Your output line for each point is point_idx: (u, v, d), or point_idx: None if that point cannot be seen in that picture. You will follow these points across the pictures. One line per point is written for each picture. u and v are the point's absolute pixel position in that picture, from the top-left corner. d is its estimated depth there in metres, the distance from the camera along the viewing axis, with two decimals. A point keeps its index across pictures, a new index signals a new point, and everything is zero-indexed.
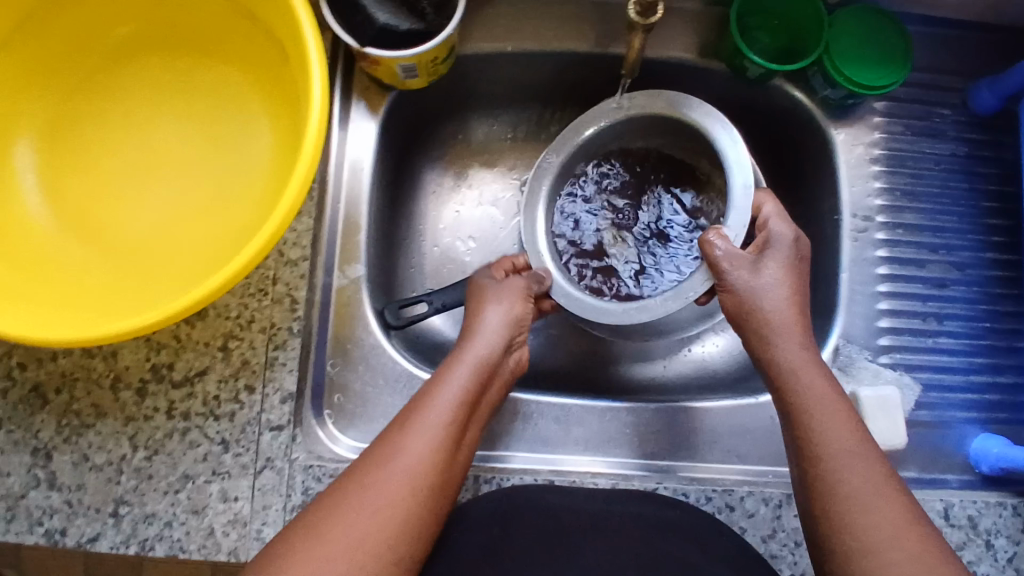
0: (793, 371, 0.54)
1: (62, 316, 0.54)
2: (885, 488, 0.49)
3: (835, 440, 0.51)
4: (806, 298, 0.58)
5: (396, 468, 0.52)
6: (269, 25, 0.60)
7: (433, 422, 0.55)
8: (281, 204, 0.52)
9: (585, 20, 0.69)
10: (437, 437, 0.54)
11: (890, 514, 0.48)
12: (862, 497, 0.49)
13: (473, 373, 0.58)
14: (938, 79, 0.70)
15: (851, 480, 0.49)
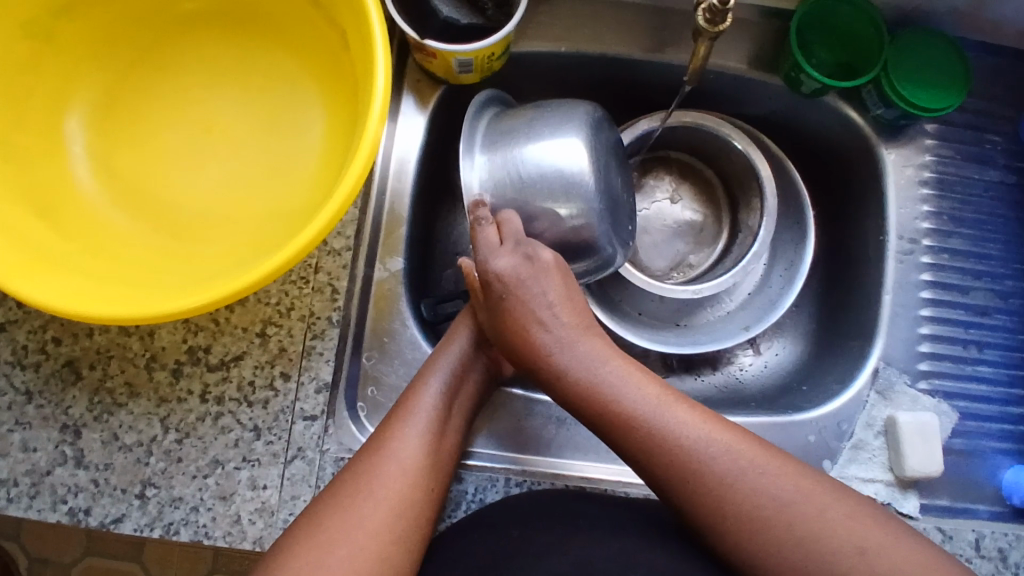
0: (618, 395, 0.53)
1: (104, 288, 0.54)
2: (746, 455, 0.52)
3: (681, 429, 0.53)
4: (577, 301, 0.57)
5: (389, 456, 0.54)
6: (331, 14, 0.60)
7: (416, 415, 0.56)
8: (337, 194, 0.51)
9: (642, 26, 0.69)
10: (427, 428, 0.56)
11: (770, 481, 0.51)
12: (739, 474, 0.52)
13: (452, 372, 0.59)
14: (991, 106, 0.69)
15: (724, 464, 0.52)
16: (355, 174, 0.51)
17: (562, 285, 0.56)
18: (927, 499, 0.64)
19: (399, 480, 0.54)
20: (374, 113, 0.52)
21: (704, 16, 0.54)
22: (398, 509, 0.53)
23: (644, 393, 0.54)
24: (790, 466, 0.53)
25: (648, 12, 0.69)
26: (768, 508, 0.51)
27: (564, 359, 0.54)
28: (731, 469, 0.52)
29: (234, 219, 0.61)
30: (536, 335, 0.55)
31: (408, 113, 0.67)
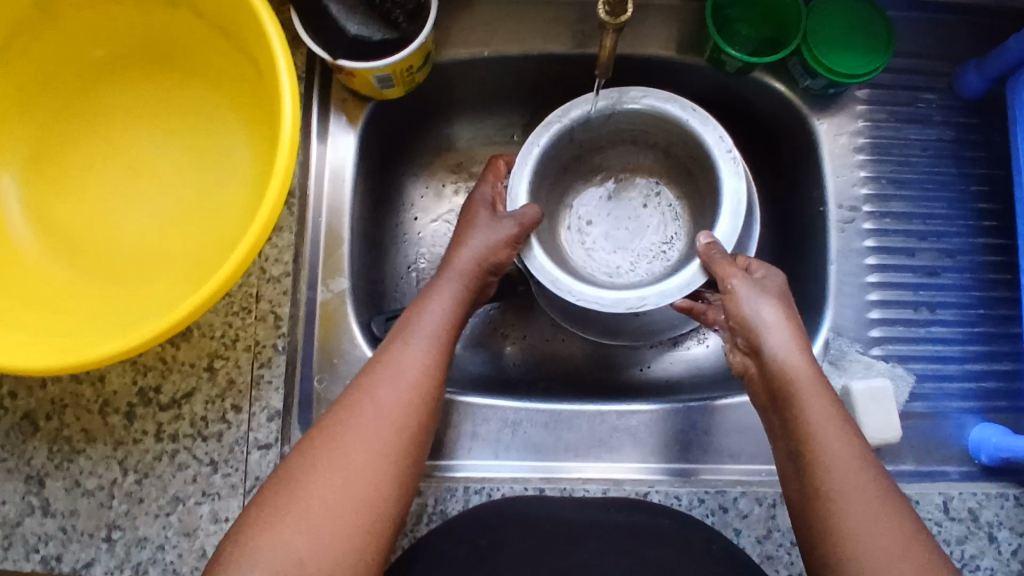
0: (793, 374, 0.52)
1: (46, 339, 0.55)
2: (841, 424, 0.51)
3: (795, 364, 0.52)
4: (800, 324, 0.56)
5: (393, 370, 0.55)
6: (243, 44, 0.60)
7: (422, 334, 0.58)
8: (255, 222, 0.52)
9: (563, 21, 0.69)
10: (426, 355, 0.56)
11: (866, 482, 0.49)
12: (824, 427, 0.50)
13: (457, 296, 0.61)
14: (923, 63, 0.68)
15: (834, 448, 0.50)
16: (267, 209, 0.53)
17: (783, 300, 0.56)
18: (892, 466, 0.64)
19: (404, 394, 0.54)
20: (284, 143, 0.53)
21: (604, 9, 0.53)
22: (397, 432, 0.53)
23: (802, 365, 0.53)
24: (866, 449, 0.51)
25: (566, 8, 0.69)
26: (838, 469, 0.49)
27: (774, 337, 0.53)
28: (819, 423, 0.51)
29: (171, 258, 0.62)
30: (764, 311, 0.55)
31: (338, 134, 0.68)
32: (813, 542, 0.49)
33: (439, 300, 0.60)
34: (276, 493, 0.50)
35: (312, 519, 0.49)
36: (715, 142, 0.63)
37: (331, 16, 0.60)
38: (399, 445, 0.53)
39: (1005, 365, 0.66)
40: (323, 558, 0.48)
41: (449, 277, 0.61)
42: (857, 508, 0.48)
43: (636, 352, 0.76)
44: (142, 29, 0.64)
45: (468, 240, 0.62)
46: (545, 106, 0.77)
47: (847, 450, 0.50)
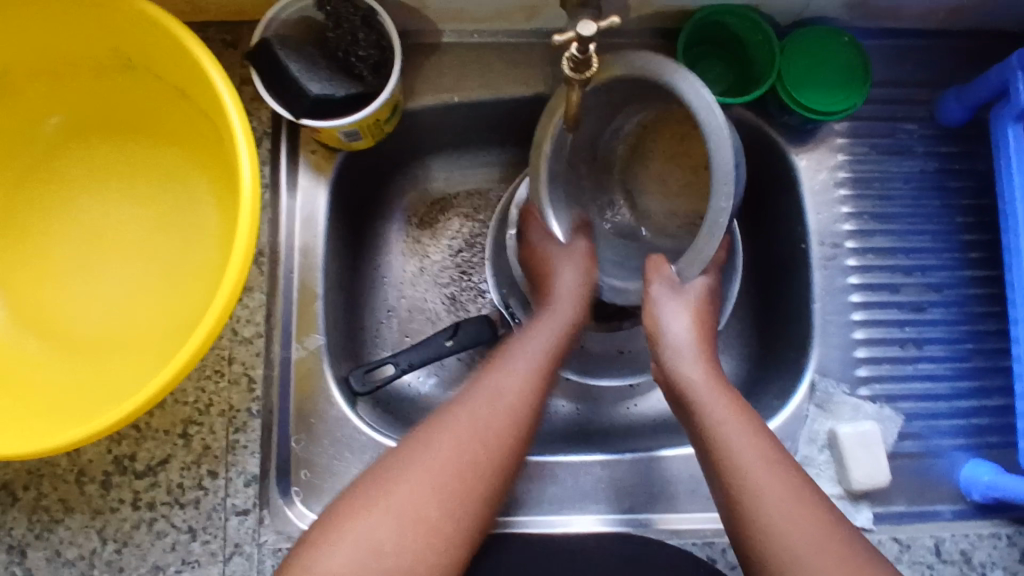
0: (696, 386, 0.55)
1: (12, 420, 0.55)
2: (742, 419, 0.53)
3: (693, 375, 0.56)
4: (711, 339, 0.59)
5: (487, 390, 0.55)
6: (202, 106, 0.60)
7: (522, 357, 0.58)
8: (216, 299, 0.51)
9: (532, 63, 0.67)
10: (526, 383, 0.56)
11: (772, 476, 0.50)
12: (725, 422, 0.53)
13: (559, 329, 0.61)
14: (902, 92, 0.67)
15: (739, 446, 0.52)
16: (235, 269, 0.51)
17: (697, 312, 0.58)
18: (882, 507, 0.62)
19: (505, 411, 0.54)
20: (245, 207, 0.52)
21: (569, 66, 0.52)
22: (488, 447, 0.53)
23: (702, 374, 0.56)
24: (772, 443, 0.53)
25: (534, 49, 0.67)
26: (746, 461, 0.51)
27: (672, 348, 0.57)
28: (722, 419, 0.53)
29: (140, 325, 0.61)
30: (670, 322, 0.57)
31: (307, 187, 0.66)
32: (733, 533, 0.51)
33: (540, 333, 0.60)
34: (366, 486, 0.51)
35: (398, 512, 0.49)
36: (720, 185, 0.52)
37: (292, 76, 0.58)
38: (485, 474, 0.52)
39: (996, 400, 0.64)
40: (403, 555, 0.48)
41: (548, 316, 0.62)
42: (766, 502, 0.49)
43: (621, 390, 0.74)
44: (103, 94, 0.64)
45: (557, 270, 0.63)
46: (520, 145, 0.76)
47: (751, 443, 0.52)
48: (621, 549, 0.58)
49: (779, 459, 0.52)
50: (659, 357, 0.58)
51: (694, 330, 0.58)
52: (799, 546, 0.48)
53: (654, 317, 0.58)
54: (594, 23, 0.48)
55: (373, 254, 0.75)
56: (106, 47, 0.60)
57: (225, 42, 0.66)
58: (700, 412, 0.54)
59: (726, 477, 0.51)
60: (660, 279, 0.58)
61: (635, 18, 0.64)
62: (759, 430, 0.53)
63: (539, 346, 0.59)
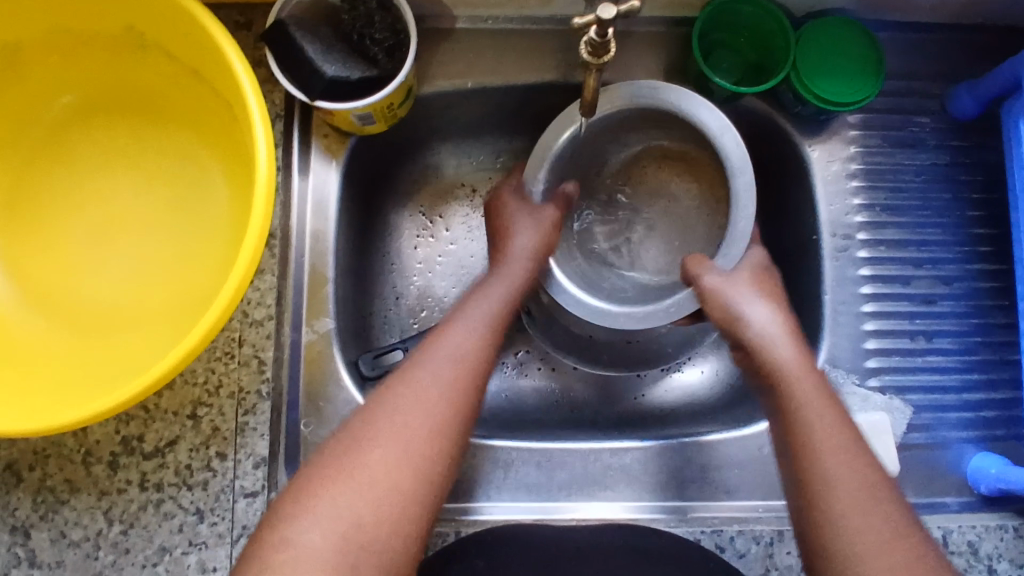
0: (780, 370, 0.55)
1: (19, 397, 0.54)
2: (826, 400, 0.54)
3: (780, 357, 0.56)
4: (791, 316, 0.60)
5: (448, 355, 0.54)
6: (216, 86, 0.59)
7: (473, 316, 0.58)
8: (227, 281, 0.50)
9: (547, 50, 0.67)
10: (478, 334, 0.56)
11: (845, 462, 0.50)
12: (806, 404, 0.53)
13: (514, 286, 0.61)
14: (914, 85, 0.67)
15: (817, 431, 0.52)
16: (248, 251, 0.51)
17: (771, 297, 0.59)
18: None
19: (460, 373, 0.54)
20: (259, 190, 0.51)
21: (587, 50, 0.52)
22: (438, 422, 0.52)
23: (786, 355, 0.56)
24: (853, 430, 0.53)
25: (549, 35, 0.67)
26: (820, 442, 0.51)
27: (754, 329, 0.58)
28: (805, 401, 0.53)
29: (150, 305, 0.61)
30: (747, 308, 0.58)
31: (318, 171, 0.66)
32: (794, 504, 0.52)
33: (494, 292, 0.60)
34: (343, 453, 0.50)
35: (384, 461, 0.49)
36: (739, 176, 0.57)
37: (307, 57, 0.58)
38: (452, 416, 0.52)
39: (1003, 393, 0.65)
40: (378, 523, 0.47)
41: (498, 274, 0.61)
42: (841, 485, 0.49)
43: (630, 381, 0.74)
44: (116, 74, 0.64)
45: (516, 230, 0.63)
46: (531, 133, 0.75)
47: (832, 422, 0.52)
48: (635, 540, 0.58)
49: (855, 444, 0.52)
50: (739, 339, 0.58)
51: (775, 314, 0.58)
52: (868, 534, 0.47)
53: (727, 301, 0.58)
54: (616, 6, 0.48)
55: (383, 239, 0.75)
56: (120, 25, 0.59)
57: (238, 23, 0.65)
58: (780, 390, 0.54)
59: (802, 455, 0.51)
60: (715, 269, 0.59)
61: (651, 6, 0.64)
62: (838, 409, 0.53)
63: (486, 303, 0.59)
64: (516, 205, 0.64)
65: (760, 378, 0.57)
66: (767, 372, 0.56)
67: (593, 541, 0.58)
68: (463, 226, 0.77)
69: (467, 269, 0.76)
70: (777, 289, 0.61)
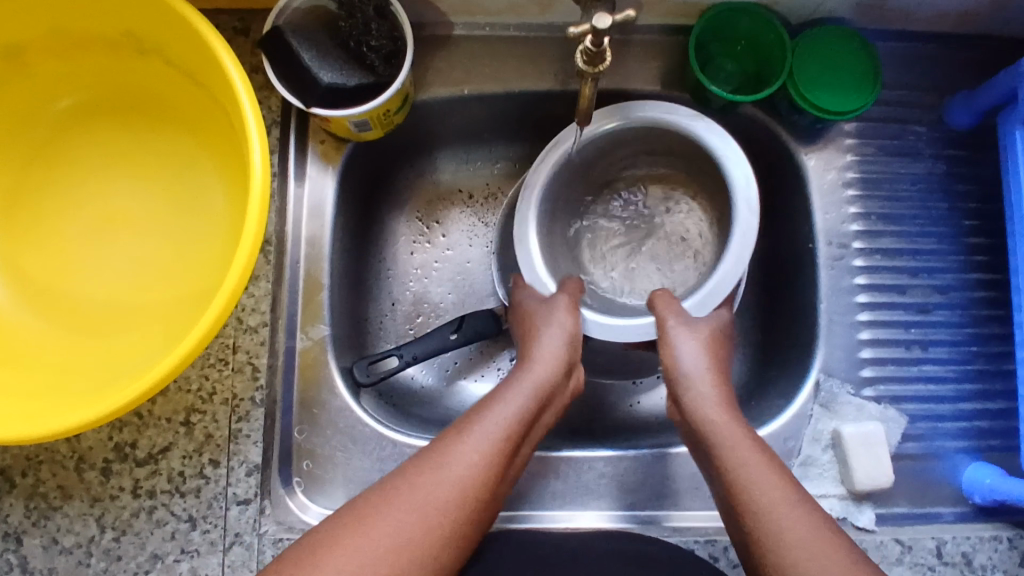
0: (716, 431, 0.55)
1: (12, 402, 0.54)
2: (761, 457, 0.53)
3: (715, 417, 0.55)
4: (725, 370, 0.59)
5: (470, 445, 0.52)
6: (213, 92, 0.59)
7: (507, 405, 0.55)
8: (222, 289, 0.50)
9: (544, 58, 0.67)
10: (498, 432, 0.53)
11: (788, 519, 0.49)
12: (746, 462, 0.52)
13: (535, 388, 0.56)
14: (911, 95, 0.67)
15: (757, 490, 0.51)
16: (241, 260, 0.50)
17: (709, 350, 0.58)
18: (884, 508, 0.62)
19: (478, 473, 0.51)
20: (254, 199, 0.51)
21: (582, 59, 0.52)
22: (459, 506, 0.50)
23: (720, 415, 0.55)
24: (793, 485, 0.52)
25: (547, 43, 0.67)
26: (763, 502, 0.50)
27: (692, 388, 0.57)
28: (743, 460, 0.52)
29: (145, 311, 0.61)
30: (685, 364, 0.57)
31: (314, 177, 0.66)
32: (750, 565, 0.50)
33: (520, 388, 0.56)
34: (363, 506, 0.49)
35: (394, 525, 0.48)
36: (741, 189, 0.58)
37: (304, 64, 0.58)
38: (468, 507, 0.50)
39: (998, 403, 0.65)
40: None
41: (523, 372, 0.57)
42: (786, 545, 0.48)
43: (625, 388, 0.74)
44: (113, 79, 0.63)
45: (543, 332, 0.59)
46: (528, 140, 0.75)
47: (769, 478, 0.51)
48: (624, 547, 0.58)
49: (797, 498, 0.51)
50: (681, 398, 0.58)
51: (709, 370, 0.58)
52: None
53: (669, 356, 0.58)
54: (611, 16, 0.48)
55: (378, 244, 0.75)
56: (117, 30, 0.59)
57: (236, 29, 0.65)
58: (717, 452, 0.54)
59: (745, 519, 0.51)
60: (670, 317, 0.59)
61: (648, 15, 0.64)
62: (774, 464, 0.53)
63: (517, 393, 0.56)
64: (535, 302, 0.61)
65: (699, 441, 0.56)
66: (707, 430, 0.55)
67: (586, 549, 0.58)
68: (460, 230, 0.77)
69: (463, 274, 0.76)
70: (727, 343, 0.60)
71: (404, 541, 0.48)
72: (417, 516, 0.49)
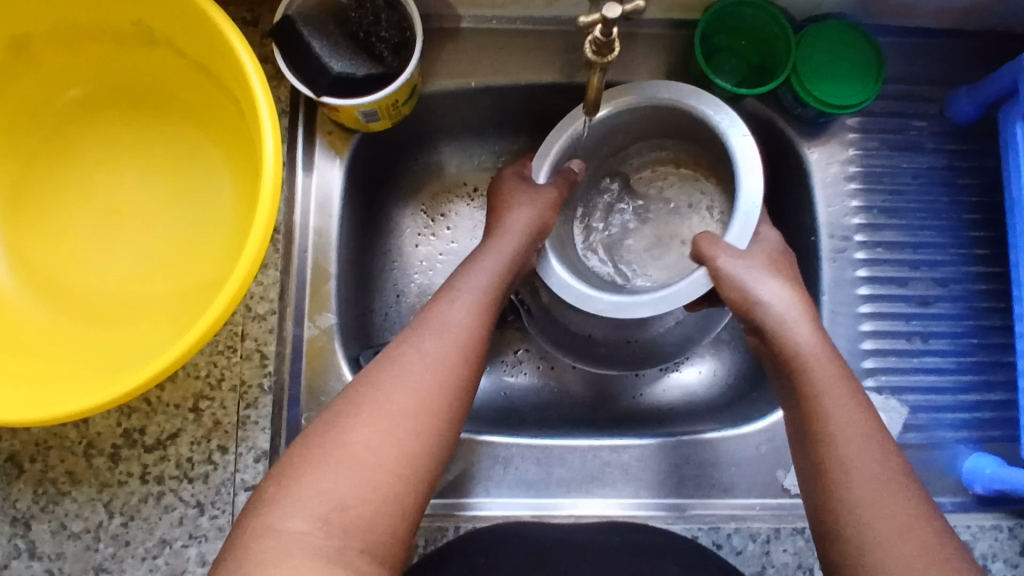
0: (799, 351, 0.55)
1: (23, 387, 0.55)
2: (844, 385, 0.53)
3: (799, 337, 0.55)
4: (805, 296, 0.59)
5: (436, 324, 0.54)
6: (223, 81, 0.60)
7: (466, 293, 0.57)
8: (234, 273, 0.51)
9: (550, 51, 0.68)
10: (473, 314, 0.56)
11: (863, 453, 0.50)
12: (828, 388, 0.52)
13: (503, 263, 0.60)
14: (913, 90, 0.68)
15: (838, 420, 0.51)
16: (253, 248, 0.51)
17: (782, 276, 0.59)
18: None
19: (448, 347, 0.53)
20: (266, 189, 0.52)
21: (591, 49, 0.53)
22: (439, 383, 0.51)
23: (804, 337, 0.55)
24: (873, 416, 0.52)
25: (553, 36, 0.68)
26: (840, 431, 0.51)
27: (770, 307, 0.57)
28: (825, 386, 0.53)
29: (154, 298, 0.61)
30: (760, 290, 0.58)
31: (322, 167, 0.66)
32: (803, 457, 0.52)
33: (484, 270, 0.59)
34: (336, 417, 0.49)
35: (388, 415, 0.49)
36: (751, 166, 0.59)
37: (315, 54, 0.59)
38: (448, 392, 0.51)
39: (999, 395, 0.65)
40: (367, 502, 0.46)
41: (494, 246, 0.61)
42: (857, 482, 0.49)
43: (628, 380, 0.75)
44: (122, 69, 0.64)
45: (511, 210, 0.63)
46: (533, 133, 0.76)
47: (852, 409, 0.52)
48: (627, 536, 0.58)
49: (876, 431, 0.51)
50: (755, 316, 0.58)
51: (787, 291, 0.58)
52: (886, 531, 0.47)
53: (741, 281, 0.58)
54: (620, 6, 0.49)
55: (384, 236, 0.75)
56: (128, 20, 0.59)
57: (244, 20, 0.66)
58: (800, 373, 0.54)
59: (822, 444, 0.51)
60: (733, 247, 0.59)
61: (654, 8, 0.64)
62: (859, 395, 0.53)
63: (480, 283, 0.58)
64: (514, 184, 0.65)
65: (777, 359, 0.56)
66: (774, 333, 0.56)
67: (590, 537, 0.59)
68: (464, 224, 0.78)
69: None
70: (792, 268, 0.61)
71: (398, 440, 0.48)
72: (403, 410, 0.49)
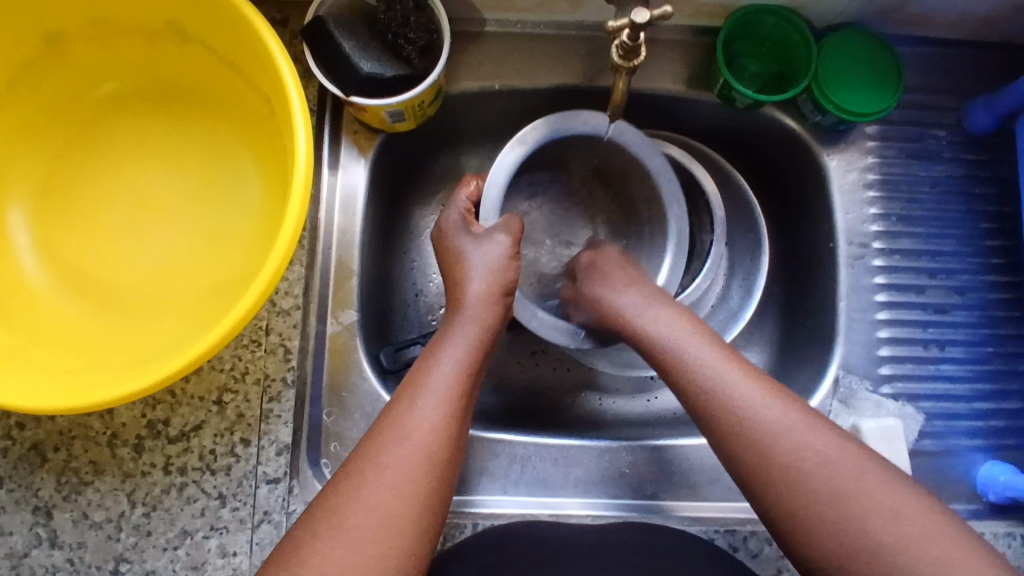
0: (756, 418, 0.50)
1: (52, 376, 0.55)
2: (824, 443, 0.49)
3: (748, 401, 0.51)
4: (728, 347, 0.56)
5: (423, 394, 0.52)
6: (254, 80, 0.61)
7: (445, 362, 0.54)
8: (264, 268, 0.51)
9: (573, 54, 0.69)
10: (450, 386, 0.53)
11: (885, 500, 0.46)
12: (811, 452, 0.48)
13: (477, 330, 0.57)
14: (931, 99, 0.68)
15: (836, 477, 0.47)
16: (282, 246, 0.51)
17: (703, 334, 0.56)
18: None
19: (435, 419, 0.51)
20: (297, 185, 0.52)
21: (619, 53, 0.54)
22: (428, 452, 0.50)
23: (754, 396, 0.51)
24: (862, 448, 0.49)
25: (576, 41, 0.69)
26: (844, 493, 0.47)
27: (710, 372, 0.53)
28: (807, 451, 0.48)
29: (179, 292, 0.62)
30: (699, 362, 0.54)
31: (347, 165, 0.67)
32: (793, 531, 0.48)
33: (458, 337, 0.56)
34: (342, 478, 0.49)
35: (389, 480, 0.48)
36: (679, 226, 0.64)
37: (344, 53, 0.60)
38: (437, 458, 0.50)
39: (1012, 403, 0.66)
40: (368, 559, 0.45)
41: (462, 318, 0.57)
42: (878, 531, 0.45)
43: (644, 383, 0.75)
44: (153, 65, 0.65)
45: (471, 275, 0.59)
46: None
47: (845, 465, 0.48)
48: (642, 538, 0.59)
49: (877, 474, 0.48)
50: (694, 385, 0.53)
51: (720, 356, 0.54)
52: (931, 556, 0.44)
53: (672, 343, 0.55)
54: (648, 11, 0.50)
55: (402, 237, 0.76)
56: (162, 18, 0.60)
57: (275, 21, 0.67)
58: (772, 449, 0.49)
59: (830, 523, 0.46)
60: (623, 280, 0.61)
61: (677, 15, 0.65)
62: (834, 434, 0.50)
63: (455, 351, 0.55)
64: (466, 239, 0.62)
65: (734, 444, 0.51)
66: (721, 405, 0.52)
67: (606, 538, 0.59)
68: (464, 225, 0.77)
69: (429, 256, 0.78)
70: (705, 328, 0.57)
71: (384, 517, 0.47)
72: (394, 490, 0.48)
